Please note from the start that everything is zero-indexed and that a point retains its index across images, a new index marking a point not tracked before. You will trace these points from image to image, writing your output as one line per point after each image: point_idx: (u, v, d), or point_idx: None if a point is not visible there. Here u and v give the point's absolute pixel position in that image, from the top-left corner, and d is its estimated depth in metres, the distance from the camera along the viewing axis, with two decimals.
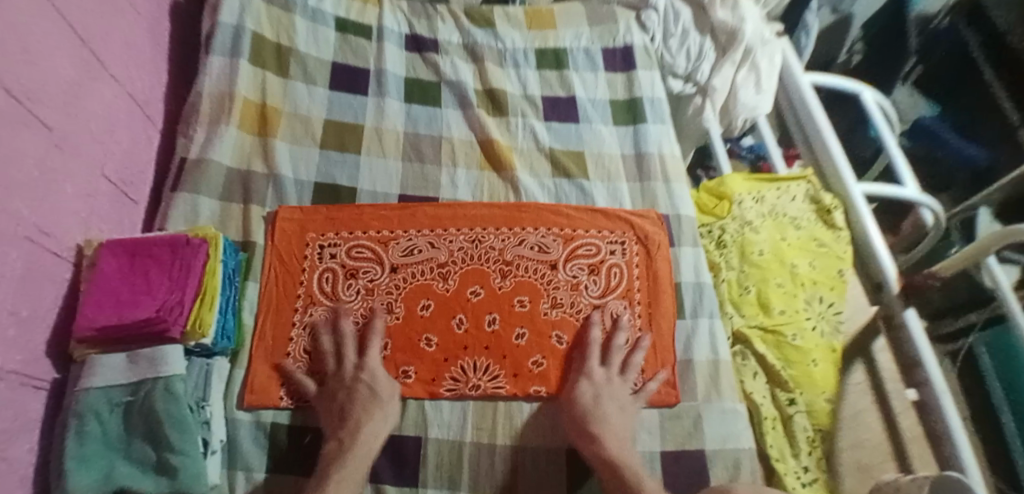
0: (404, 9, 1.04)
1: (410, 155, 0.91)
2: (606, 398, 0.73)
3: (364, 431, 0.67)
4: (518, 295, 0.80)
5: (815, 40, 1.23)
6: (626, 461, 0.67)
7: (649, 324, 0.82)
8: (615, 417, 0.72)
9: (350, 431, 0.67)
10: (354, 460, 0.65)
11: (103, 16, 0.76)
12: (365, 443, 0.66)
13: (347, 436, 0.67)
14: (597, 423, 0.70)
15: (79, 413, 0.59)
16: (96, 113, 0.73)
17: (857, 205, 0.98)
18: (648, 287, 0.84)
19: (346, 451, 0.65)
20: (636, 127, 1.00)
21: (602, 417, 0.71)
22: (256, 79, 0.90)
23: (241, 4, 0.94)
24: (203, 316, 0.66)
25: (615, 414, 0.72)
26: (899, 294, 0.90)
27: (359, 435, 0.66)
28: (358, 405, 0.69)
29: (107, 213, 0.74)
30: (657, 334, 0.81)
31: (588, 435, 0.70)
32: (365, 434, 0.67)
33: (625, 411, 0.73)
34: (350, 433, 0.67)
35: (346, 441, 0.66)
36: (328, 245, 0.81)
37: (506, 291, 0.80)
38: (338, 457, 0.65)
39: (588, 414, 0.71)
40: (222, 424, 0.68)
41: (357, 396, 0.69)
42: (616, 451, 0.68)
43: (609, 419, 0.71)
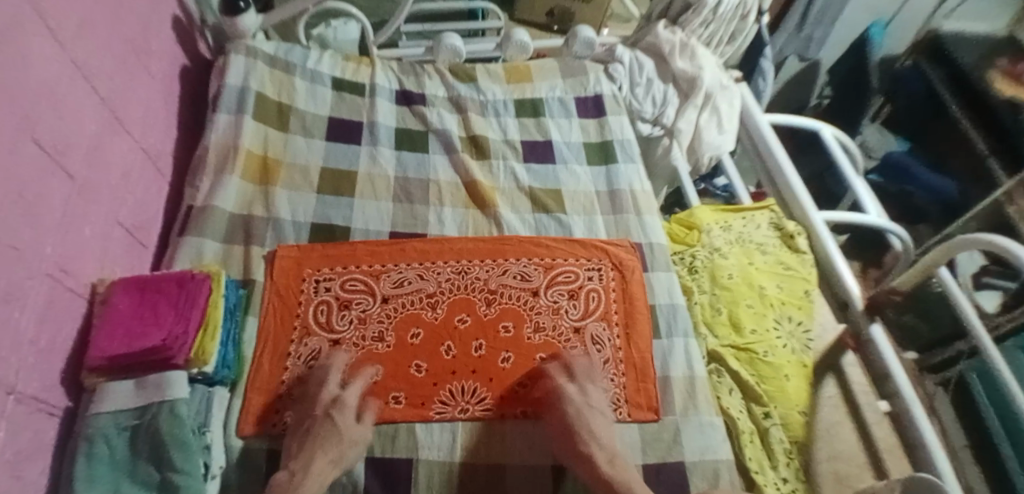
0: (394, 69, 1.15)
1: (400, 197, 0.99)
2: (592, 411, 0.75)
3: (315, 465, 0.67)
4: (502, 321, 0.85)
5: (772, 84, 1.35)
6: (617, 475, 0.69)
7: (629, 344, 0.87)
8: (599, 427, 0.74)
9: (303, 465, 0.67)
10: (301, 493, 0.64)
11: (123, 81, 0.85)
12: (315, 478, 0.66)
13: (298, 469, 0.66)
14: (589, 438, 0.72)
15: (88, 436, 0.63)
16: (113, 165, 0.80)
17: (820, 230, 1.08)
18: (625, 309, 0.90)
19: (295, 485, 0.64)
20: (609, 167, 1.08)
21: (591, 430, 0.73)
22: (258, 133, 0.99)
23: (246, 68, 1.04)
24: (205, 344, 0.71)
25: (599, 425, 0.74)
26: (865, 312, 0.98)
27: (309, 469, 0.66)
28: (316, 440, 0.69)
29: (119, 255, 0.79)
30: (633, 353, 0.86)
31: (580, 451, 0.71)
32: (316, 469, 0.66)
33: (607, 422, 0.76)
34: (302, 467, 0.66)
35: (295, 475, 0.66)
36: (323, 279, 0.86)
37: (491, 316, 0.86)
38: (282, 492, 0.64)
39: (581, 429, 0.73)
40: (221, 451, 0.71)
41: (320, 430, 0.70)
42: (608, 468, 0.70)
43: (592, 426, 0.74)
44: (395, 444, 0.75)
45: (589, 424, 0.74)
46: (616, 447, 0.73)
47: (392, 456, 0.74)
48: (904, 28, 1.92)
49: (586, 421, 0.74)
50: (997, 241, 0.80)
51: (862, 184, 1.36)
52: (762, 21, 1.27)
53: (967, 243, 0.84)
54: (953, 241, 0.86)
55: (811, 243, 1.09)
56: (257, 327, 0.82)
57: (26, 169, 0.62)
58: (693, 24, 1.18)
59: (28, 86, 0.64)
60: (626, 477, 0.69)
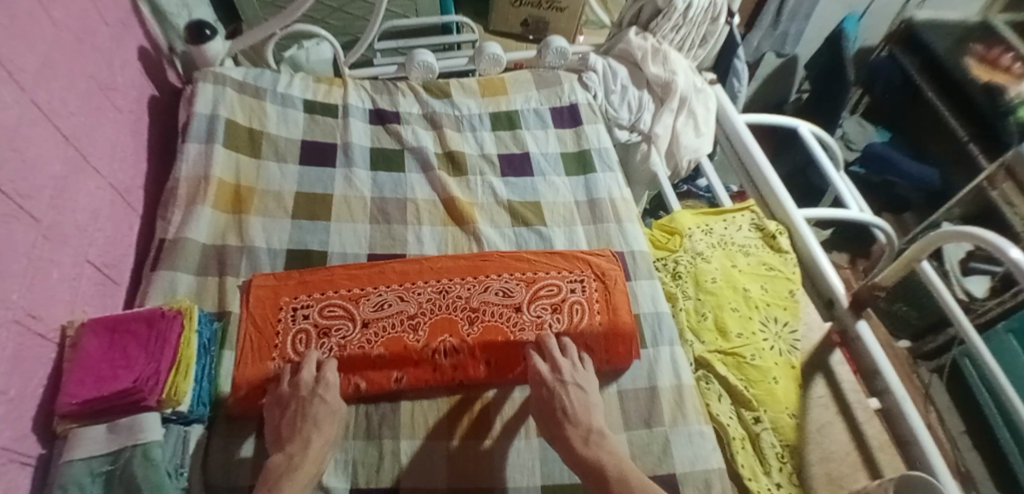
0: (366, 88, 1.14)
1: (377, 218, 0.97)
2: (570, 386, 0.77)
3: (315, 446, 0.68)
4: (486, 342, 0.84)
5: (747, 84, 1.36)
6: (590, 455, 0.69)
7: (616, 352, 0.85)
8: (574, 397, 0.76)
9: (300, 447, 0.68)
10: (300, 475, 0.66)
11: (88, 117, 0.83)
12: (314, 459, 0.68)
13: (297, 453, 0.68)
14: (565, 417, 0.73)
15: (62, 485, 0.61)
16: (81, 204, 0.79)
17: (801, 228, 1.08)
18: (609, 319, 0.88)
19: (295, 467, 0.66)
20: (587, 176, 1.08)
21: (565, 406, 0.74)
22: (229, 162, 0.97)
23: (215, 96, 1.02)
24: (179, 384, 0.69)
25: (577, 402, 0.75)
26: (851, 309, 0.99)
27: (308, 449, 0.68)
28: (308, 422, 0.71)
29: (91, 295, 0.78)
30: (617, 356, 0.84)
31: (556, 429, 0.73)
32: (315, 448, 0.68)
33: (588, 398, 0.76)
34: (300, 449, 0.68)
35: (294, 458, 0.67)
36: (301, 306, 0.85)
37: (474, 339, 0.84)
38: (280, 476, 0.65)
39: (560, 405, 0.75)
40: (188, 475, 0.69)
41: (313, 411, 0.72)
42: (601, 453, 0.70)
43: (567, 403, 0.75)
44: (381, 472, 0.74)
45: (567, 394, 0.76)
46: (592, 425, 0.73)
47: (378, 485, 0.73)
48: (874, 20, 1.94)
49: (562, 395, 0.75)
50: (983, 235, 0.79)
51: (841, 178, 1.36)
52: (734, 23, 1.28)
53: (949, 235, 0.83)
54: (937, 234, 0.85)
55: (793, 242, 1.09)
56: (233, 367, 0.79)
57: None
58: (664, 29, 1.18)
59: None
60: (597, 454, 0.69)
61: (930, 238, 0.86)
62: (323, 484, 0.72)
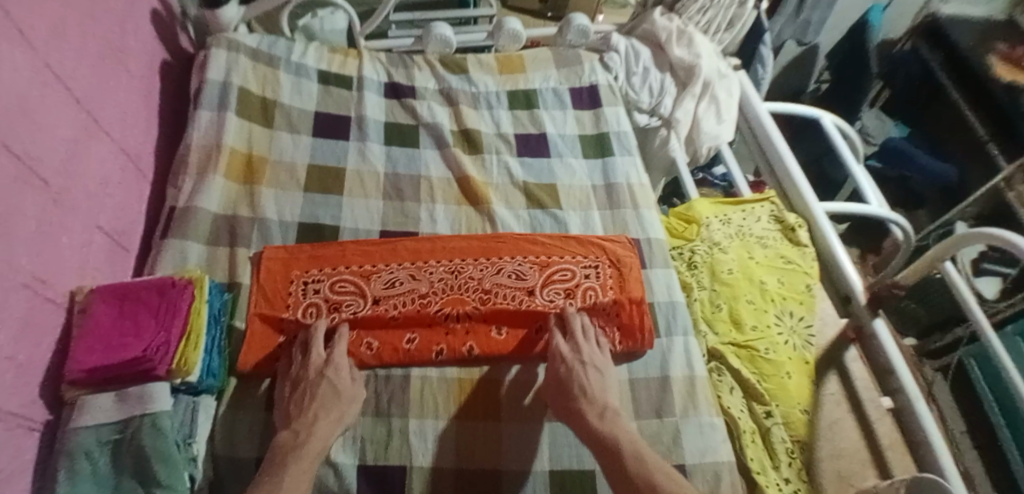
0: (382, 60, 1.12)
1: (390, 194, 0.96)
2: (590, 369, 0.77)
3: (321, 425, 0.68)
4: (496, 323, 0.83)
5: (772, 71, 1.32)
6: (604, 430, 0.70)
7: (628, 335, 0.84)
8: (592, 382, 0.75)
9: (306, 426, 0.68)
10: (307, 450, 0.66)
11: (99, 80, 0.81)
12: (320, 436, 0.68)
13: (303, 429, 0.68)
14: (580, 395, 0.74)
15: (69, 452, 0.60)
16: (92, 168, 0.77)
17: (821, 222, 1.06)
18: (624, 309, 0.87)
19: (300, 445, 0.66)
20: (605, 160, 1.05)
21: (581, 386, 0.75)
22: (242, 131, 0.95)
23: (228, 63, 1.00)
24: (188, 355, 0.68)
25: (595, 383, 0.76)
26: (867, 305, 0.97)
27: (315, 427, 0.68)
28: (316, 403, 0.70)
29: (100, 262, 0.77)
30: (626, 336, 0.84)
31: (569, 404, 0.74)
32: (321, 429, 0.68)
33: (604, 380, 0.77)
34: (307, 427, 0.68)
35: (301, 434, 0.67)
36: (311, 281, 0.83)
37: (485, 313, 0.83)
38: (288, 452, 0.65)
39: (571, 381, 0.75)
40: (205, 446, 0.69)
41: (321, 391, 0.72)
42: (618, 433, 0.70)
43: (584, 385, 0.75)
44: (389, 450, 0.73)
45: (581, 375, 0.76)
46: (609, 403, 0.74)
47: (385, 463, 0.72)
48: (899, 10, 1.90)
49: (580, 377, 0.76)
50: (1003, 236, 0.77)
51: (862, 171, 1.33)
52: (762, 7, 1.24)
53: (970, 239, 0.81)
54: (958, 235, 0.84)
55: (812, 236, 1.07)
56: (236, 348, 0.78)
57: None
58: (691, 11, 1.15)
59: None
60: (612, 431, 0.70)
61: (950, 240, 0.85)
62: (330, 460, 0.71)
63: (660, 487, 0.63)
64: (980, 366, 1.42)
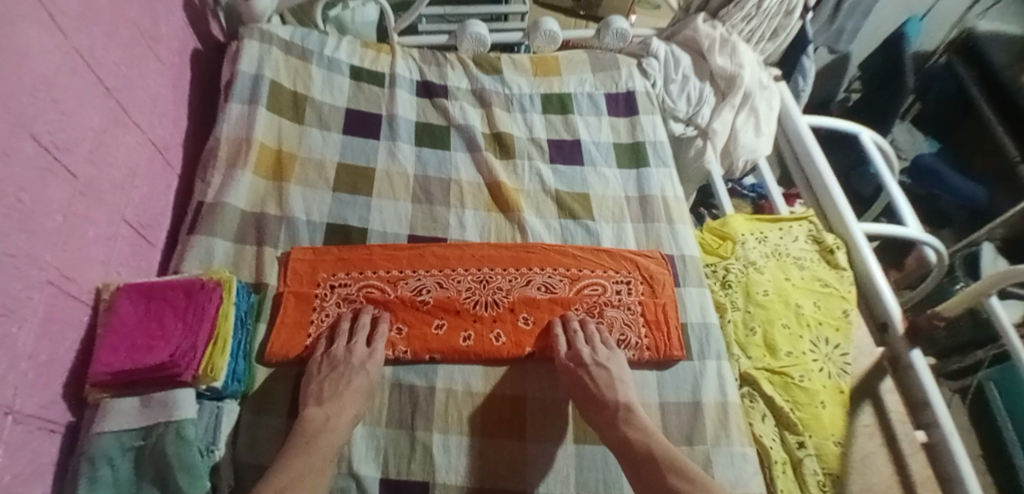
0: (415, 57, 1.09)
1: (419, 197, 0.93)
2: (596, 366, 0.75)
3: (350, 411, 0.69)
4: (522, 313, 0.82)
5: (813, 83, 1.28)
6: (619, 432, 0.70)
7: (656, 333, 0.83)
8: (603, 381, 0.75)
9: (336, 409, 0.69)
10: (333, 436, 0.67)
11: (129, 68, 0.79)
12: (346, 422, 0.68)
13: (333, 413, 0.68)
14: (606, 393, 0.74)
15: (91, 457, 0.58)
16: (119, 160, 0.75)
17: (860, 244, 1.02)
18: (649, 306, 0.86)
19: (331, 429, 0.67)
20: (640, 170, 1.02)
21: (593, 386, 0.74)
22: (272, 125, 0.93)
23: (260, 54, 0.98)
24: (215, 360, 0.66)
25: (606, 381, 0.75)
26: (905, 337, 0.93)
27: (343, 413, 0.69)
28: (349, 389, 0.70)
29: (125, 257, 0.75)
30: (655, 335, 0.83)
31: (595, 401, 0.73)
32: (348, 414, 0.69)
33: (613, 376, 0.76)
34: (337, 411, 0.68)
35: (330, 417, 0.68)
36: (339, 284, 0.82)
37: (512, 301, 0.83)
38: (317, 432, 0.66)
39: (592, 383, 0.74)
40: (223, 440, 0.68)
41: (356, 381, 0.71)
42: (639, 435, 0.70)
43: (597, 384, 0.74)
44: (412, 465, 0.71)
45: (595, 376, 0.75)
46: (630, 403, 0.73)
47: (408, 478, 0.70)
48: (938, 22, 1.80)
49: (587, 378, 0.74)
50: None
51: (899, 189, 1.29)
52: (807, 17, 1.19)
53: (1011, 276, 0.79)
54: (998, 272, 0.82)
55: (850, 259, 1.04)
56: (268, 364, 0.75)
57: (22, 170, 0.57)
58: (734, 18, 1.11)
59: (25, 82, 0.59)
60: (626, 433, 0.70)
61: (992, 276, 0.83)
62: (353, 471, 0.70)
63: (677, 491, 0.64)
64: (1000, 391, 1.37)
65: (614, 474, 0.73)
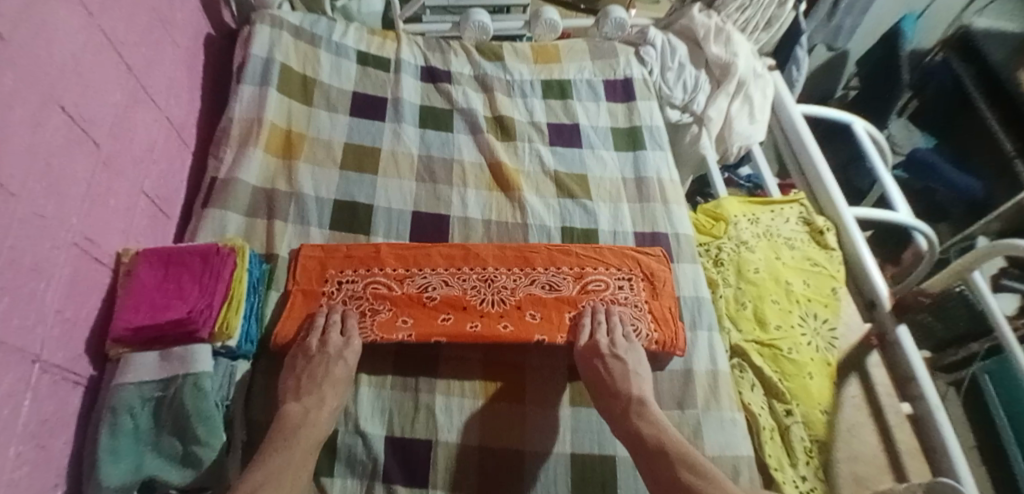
0: (419, 44, 1.13)
1: (423, 176, 0.97)
2: (614, 358, 0.76)
3: (329, 402, 0.69)
4: (529, 309, 0.82)
5: (806, 74, 1.31)
6: (632, 424, 0.70)
7: (665, 331, 0.83)
8: (621, 372, 0.75)
9: (316, 402, 0.69)
10: (313, 430, 0.66)
11: (148, 50, 0.83)
12: (326, 416, 0.68)
13: (313, 406, 0.68)
14: (621, 382, 0.74)
15: (112, 407, 0.62)
16: (139, 135, 0.79)
17: (850, 226, 1.05)
18: (651, 298, 0.87)
19: (309, 423, 0.67)
20: (636, 153, 1.06)
21: (612, 378, 0.75)
22: (282, 107, 0.97)
23: (271, 39, 1.01)
24: (230, 319, 0.70)
25: (625, 375, 0.75)
26: (892, 312, 0.97)
27: (324, 404, 0.69)
28: (325, 381, 0.70)
29: (144, 227, 0.79)
30: (664, 330, 0.83)
31: (610, 390, 0.74)
32: (329, 404, 0.69)
33: (632, 370, 0.76)
34: (316, 404, 0.68)
35: (309, 411, 0.68)
36: (346, 281, 0.82)
37: (518, 300, 0.82)
38: (297, 427, 0.66)
39: (608, 373, 0.75)
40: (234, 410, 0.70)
41: (333, 373, 0.71)
42: (646, 424, 0.70)
43: (615, 373, 0.75)
44: (415, 424, 0.74)
45: (610, 367, 0.76)
46: (644, 394, 0.74)
47: (411, 436, 0.74)
48: (934, 22, 1.85)
49: (604, 366, 0.76)
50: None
51: (891, 179, 1.32)
52: (800, 8, 1.23)
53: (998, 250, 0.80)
54: (987, 247, 0.82)
55: (839, 240, 1.07)
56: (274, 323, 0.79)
57: (51, 137, 0.61)
58: (729, 9, 1.15)
59: (55, 55, 0.63)
60: (639, 425, 0.70)
61: (979, 251, 0.84)
62: (359, 429, 0.73)
63: (690, 487, 0.62)
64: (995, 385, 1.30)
65: (609, 436, 0.77)
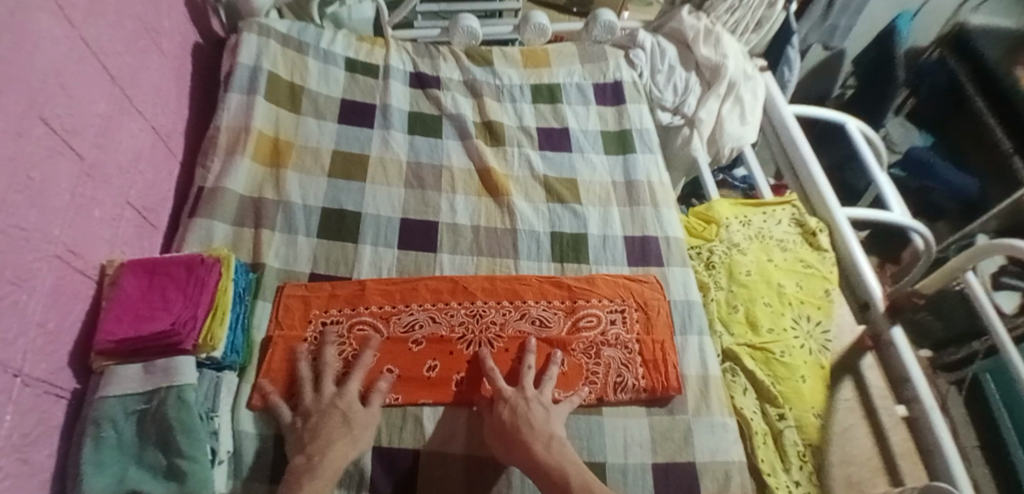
0: (408, 49, 1.13)
1: (411, 182, 0.96)
2: (534, 404, 0.72)
3: (334, 448, 0.66)
4: (518, 352, 0.81)
5: (798, 74, 1.31)
6: (551, 459, 0.66)
7: (653, 371, 0.81)
8: (536, 417, 0.71)
9: (319, 449, 0.65)
10: (320, 476, 0.63)
11: (134, 61, 0.83)
12: (334, 462, 0.65)
13: (334, 442, 0.67)
14: (523, 427, 0.69)
15: (96, 420, 0.62)
16: (124, 145, 0.79)
17: (843, 227, 1.05)
18: (644, 321, 0.85)
19: (314, 469, 0.63)
20: (626, 157, 1.06)
21: (523, 420, 0.70)
22: (269, 114, 0.97)
23: (258, 47, 1.01)
24: (214, 330, 0.70)
25: (536, 416, 0.71)
26: (886, 314, 0.95)
27: (329, 451, 0.65)
28: (326, 428, 0.67)
29: (130, 237, 0.79)
30: (653, 376, 0.80)
31: (512, 436, 0.69)
32: (333, 455, 0.65)
33: (550, 416, 0.72)
34: (319, 451, 0.65)
35: (320, 449, 0.65)
36: (330, 322, 0.80)
37: (507, 340, 0.81)
38: (301, 477, 0.63)
39: (509, 418, 0.71)
40: (229, 436, 0.69)
41: (332, 422, 0.68)
42: (541, 452, 0.67)
43: (531, 422, 0.70)
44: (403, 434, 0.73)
45: (512, 410, 0.71)
46: (555, 432, 0.70)
47: (399, 447, 0.72)
48: (929, 18, 1.81)
49: (526, 411, 0.71)
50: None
51: (886, 178, 1.31)
52: (790, 9, 1.23)
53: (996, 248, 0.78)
54: (983, 245, 0.81)
55: (833, 241, 1.07)
56: (263, 348, 0.78)
57: (33, 149, 0.61)
58: (718, 10, 1.15)
59: (35, 64, 0.62)
60: (560, 461, 0.66)
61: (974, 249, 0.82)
62: None
63: None
64: None
65: (598, 443, 0.76)
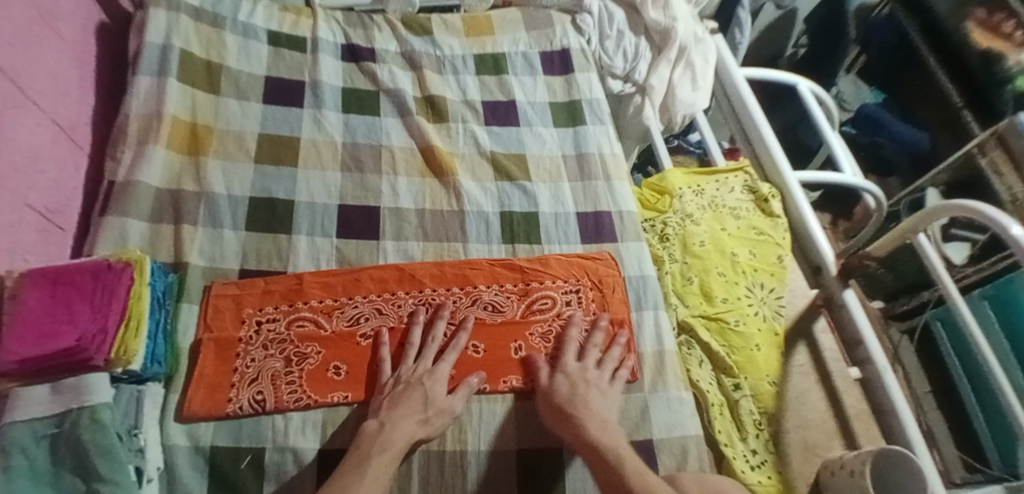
0: (338, 19, 1.05)
1: (349, 166, 0.90)
2: (587, 385, 0.73)
3: (404, 419, 0.67)
4: (473, 341, 0.77)
5: (749, 35, 1.29)
6: (602, 440, 0.66)
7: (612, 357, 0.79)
8: (594, 400, 0.71)
9: (390, 418, 0.67)
10: (393, 448, 0.64)
11: (25, 46, 0.74)
12: (403, 432, 0.66)
13: (388, 422, 0.67)
14: (580, 407, 0.70)
15: (3, 449, 0.56)
16: (20, 142, 0.71)
17: (795, 192, 1.03)
18: (601, 300, 0.83)
19: (383, 437, 0.65)
20: (577, 129, 1.02)
21: (579, 402, 0.70)
22: (185, 98, 0.89)
23: (167, 23, 0.92)
24: (128, 342, 0.64)
25: (595, 401, 0.71)
26: (837, 277, 0.96)
27: (395, 426, 0.66)
28: (403, 401, 0.69)
29: (33, 243, 0.71)
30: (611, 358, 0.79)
31: (567, 417, 0.69)
32: (401, 426, 0.66)
33: (606, 399, 0.72)
34: (388, 420, 0.67)
35: (384, 427, 0.66)
36: (266, 321, 0.75)
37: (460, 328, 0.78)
38: (371, 446, 0.64)
39: (565, 399, 0.71)
40: (158, 451, 0.65)
41: (412, 395, 0.69)
42: (597, 432, 0.67)
43: (587, 401, 0.71)
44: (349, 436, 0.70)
45: (566, 391, 0.72)
46: (608, 417, 0.70)
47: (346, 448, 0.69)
48: None
49: (583, 395, 0.71)
50: (976, 208, 0.74)
51: (836, 138, 1.31)
52: None
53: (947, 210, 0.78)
54: (935, 206, 0.80)
55: (785, 206, 1.06)
56: (192, 353, 0.73)
57: None
58: None
59: None
60: (612, 443, 0.66)
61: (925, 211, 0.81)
62: (286, 446, 0.68)
63: None
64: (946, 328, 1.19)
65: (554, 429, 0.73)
